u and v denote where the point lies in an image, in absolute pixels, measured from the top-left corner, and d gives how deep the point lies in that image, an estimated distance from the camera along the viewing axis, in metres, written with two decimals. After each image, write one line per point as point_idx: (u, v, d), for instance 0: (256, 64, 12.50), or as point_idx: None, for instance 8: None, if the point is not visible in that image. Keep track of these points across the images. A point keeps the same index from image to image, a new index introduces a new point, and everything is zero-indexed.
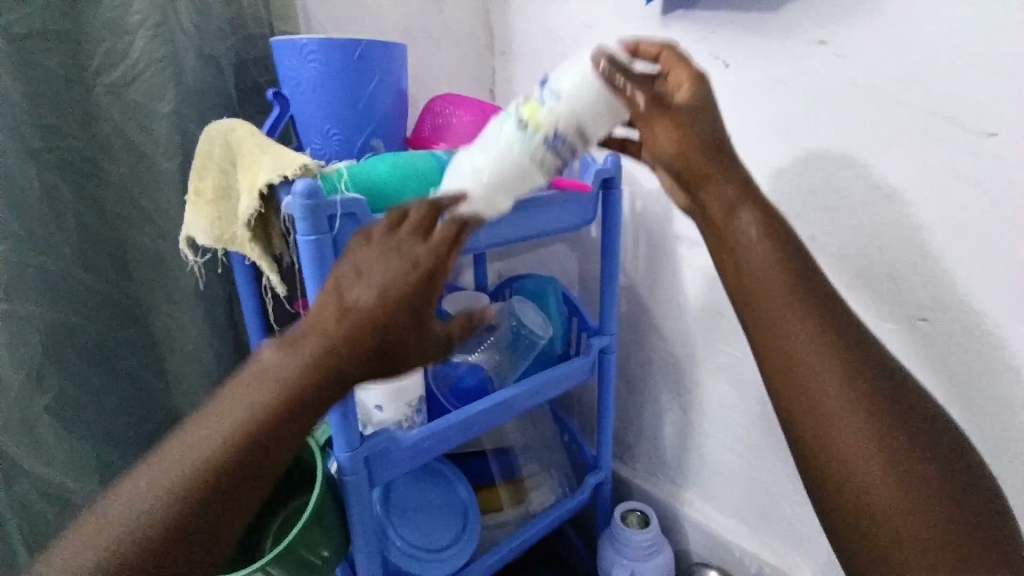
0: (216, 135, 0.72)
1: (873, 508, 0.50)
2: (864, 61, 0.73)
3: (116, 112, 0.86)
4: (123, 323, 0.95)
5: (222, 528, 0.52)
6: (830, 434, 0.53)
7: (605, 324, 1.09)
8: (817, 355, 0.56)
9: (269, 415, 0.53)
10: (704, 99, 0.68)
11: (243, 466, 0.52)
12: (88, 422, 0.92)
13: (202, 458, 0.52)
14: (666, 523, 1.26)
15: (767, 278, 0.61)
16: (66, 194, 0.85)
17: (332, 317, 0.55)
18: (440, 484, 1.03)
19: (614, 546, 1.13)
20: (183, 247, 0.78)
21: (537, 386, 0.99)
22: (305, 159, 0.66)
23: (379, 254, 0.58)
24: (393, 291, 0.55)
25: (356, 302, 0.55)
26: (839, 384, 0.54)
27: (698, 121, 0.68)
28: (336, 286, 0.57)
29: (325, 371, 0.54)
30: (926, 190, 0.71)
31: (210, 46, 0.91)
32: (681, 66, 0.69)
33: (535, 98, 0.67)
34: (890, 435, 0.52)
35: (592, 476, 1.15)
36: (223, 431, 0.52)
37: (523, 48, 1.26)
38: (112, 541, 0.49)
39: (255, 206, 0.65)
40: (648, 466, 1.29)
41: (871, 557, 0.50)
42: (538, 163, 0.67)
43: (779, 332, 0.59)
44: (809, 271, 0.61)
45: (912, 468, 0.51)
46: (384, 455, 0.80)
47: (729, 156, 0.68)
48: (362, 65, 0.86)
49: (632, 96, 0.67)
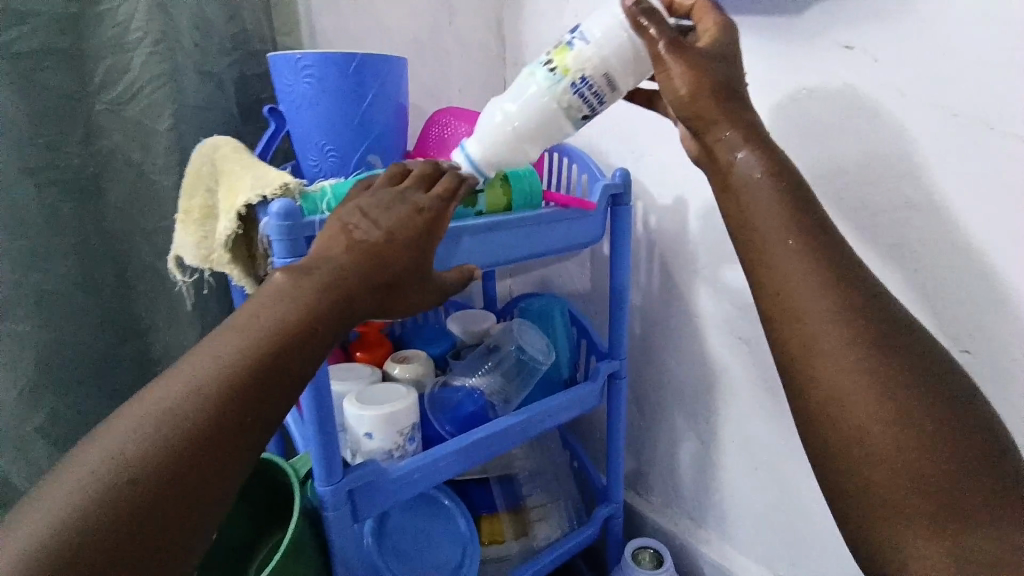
0: (202, 153, 0.71)
1: (886, 460, 0.47)
2: (898, 67, 0.69)
3: (117, 130, 0.86)
4: (123, 340, 0.95)
5: (200, 510, 0.44)
6: (842, 404, 0.50)
7: (615, 348, 1.03)
8: (828, 298, 0.52)
9: (263, 355, 0.48)
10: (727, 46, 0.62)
11: (232, 432, 0.46)
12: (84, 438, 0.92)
13: (181, 423, 0.44)
14: (681, 560, 1.18)
15: (773, 249, 0.56)
16: (66, 212, 0.84)
17: (344, 262, 0.55)
18: (437, 514, 0.97)
19: None
20: (172, 267, 0.77)
21: (542, 411, 0.94)
22: (286, 178, 0.64)
23: (387, 205, 0.60)
24: (400, 231, 0.59)
25: (360, 241, 0.57)
26: (848, 328, 0.51)
27: (715, 66, 0.61)
28: (339, 229, 0.58)
29: (326, 323, 0.52)
30: (973, 203, 0.67)
31: (210, 63, 0.91)
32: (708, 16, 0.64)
33: (565, 42, 0.66)
34: (904, 384, 0.49)
35: (602, 509, 1.09)
36: (206, 380, 0.46)
37: (535, 60, 1.22)
38: (74, 514, 0.40)
39: (234, 228, 0.63)
40: (662, 498, 1.21)
41: (882, 512, 0.48)
42: (564, 110, 0.68)
43: (783, 281, 0.54)
44: (819, 238, 0.55)
45: (933, 430, 0.48)
46: (370, 489, 0.76)
47: (741, 103, 0.61)
48: (358, 79, 0.83)
49: (657, 32, 0.61)
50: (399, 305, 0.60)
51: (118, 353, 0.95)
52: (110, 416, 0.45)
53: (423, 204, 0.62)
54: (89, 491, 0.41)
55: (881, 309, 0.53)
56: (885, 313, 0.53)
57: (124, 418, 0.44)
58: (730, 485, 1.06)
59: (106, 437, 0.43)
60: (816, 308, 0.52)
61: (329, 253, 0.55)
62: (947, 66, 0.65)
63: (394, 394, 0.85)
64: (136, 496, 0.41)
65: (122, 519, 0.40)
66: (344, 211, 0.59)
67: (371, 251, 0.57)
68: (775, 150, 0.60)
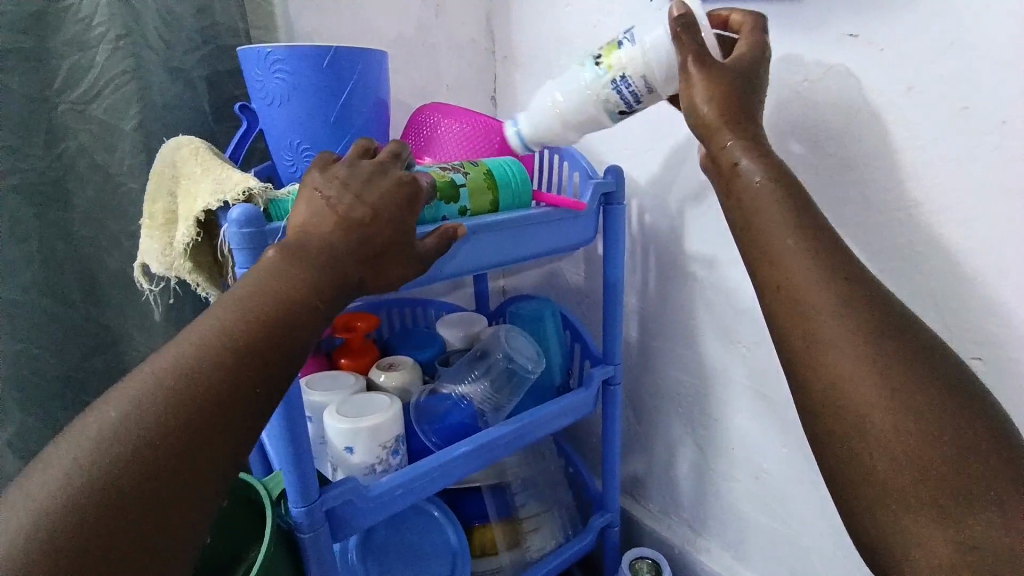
0: (164, 155, 0.66)
1: (891, 458, 0.44)
2: (909, 56, 0.64)
3: (80, 132, 0.82)
4: (94, 351, 0.91)
5: (165, 504, 0.43)
6: (844, 394, 0.46)
7: (609, 352, 0.99)
8: (832, 292, 0.49)
9: (236, 347, 0.49)
10: (755, 63, 0.61)
11: (222, 411, 0.47)
12: None
13: (156, 415, 0.44)
14: (681, 568, 1.14)
15: (772, 240, 0.53)
16: (29, 218, 0.80)
17: (325, 234, 0.56)
18: (426, 527, 0.93)
19: None
20: (137, 276, 0.73)
21: (536, 419, 0.90)
22: (250, 182, 0.60)
23: (365, 177, 0.61)
24: (380, 204, 0.59)
25: (338, 221, 0.57)
26: (855, 324, 0.48)
27: (735, 81, 0.59)
28: (320, 206, 0.58)
29: (307, 302, 0.53)
30: (989, 205, 0.62)
31: (179, 59, 0.86)
32: (748, 36, 0.63)
33: (616, 41, 0.68)
34: (920, 383, 0.45)
35: (597, 518, 1.05)
36: (183, 370, 0.47)
37: (525, 52, 1.17)
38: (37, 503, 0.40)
39: (193, 234, 0.59)
40: (660, 505, 1.17)
41: (893, 518, 0.44)
42: (603, 103, 0.69)
43: (785, 272, 0.52)
44: (817, 231, 0.52)
45: (937, 418, 0.44)
46: (350, 508, 0.72)
47: (751, 114, 0.60)
48: (333, 74, 0.79)
49: (692, 43, 0.59)
50: (382, 271, 0.60)
51: (90, 363, 0.91)
52: (98, 398, 0.45)
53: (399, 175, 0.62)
54: (81, 472, 0.41)
55: (882, 298, 0.50)
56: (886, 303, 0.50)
57: (113, 398, 0.45)
58: (729, 493, 1.02)
59: (96, 417, 0.44)
60: (814, 298, 0.49)
61: (311, 230, 0.56)
62: (952, 56, 0.61)
63: (376, 406, 0.81)
64: (129, 477, 0.42)
65: (117, 498, 0.41)
66: (322, 189, 0.59)
67: (351, 221, 0.57)
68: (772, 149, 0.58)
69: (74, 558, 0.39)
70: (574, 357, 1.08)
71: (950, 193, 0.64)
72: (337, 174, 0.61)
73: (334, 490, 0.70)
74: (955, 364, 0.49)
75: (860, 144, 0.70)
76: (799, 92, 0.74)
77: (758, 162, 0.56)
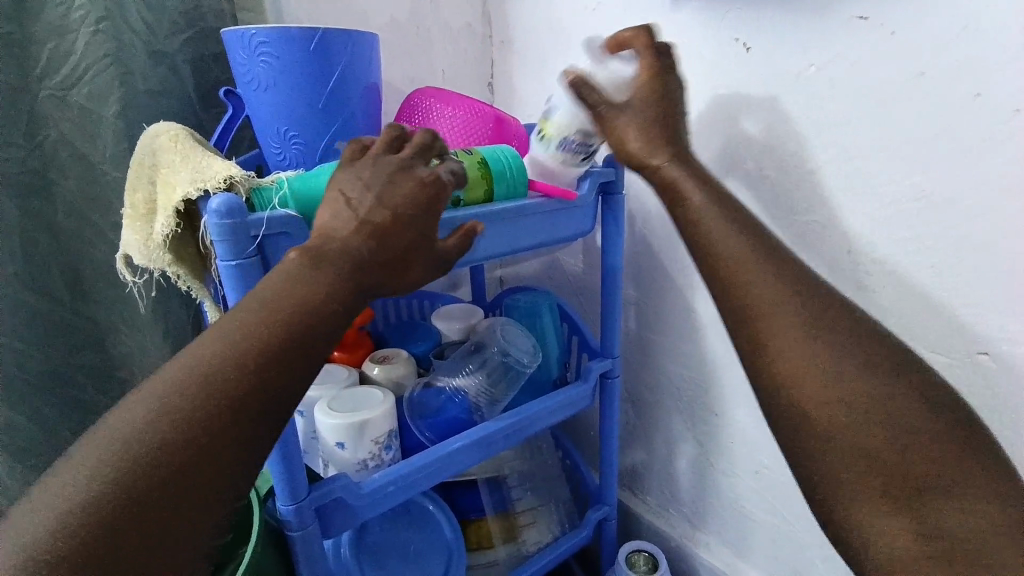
0: (143, 144, 0.64)
1: (851, 429, 0.53)
2: (919, 41, 0.61)
3: (60, 120, 0.79)
4: (80, 346, 0.89)
5: (208, 498, 0.44)
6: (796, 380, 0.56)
7: (607, 345, 0.97)
8: (774, 294, 0.60)
9: (277, 344, 0.48)
10: (663, 87, 0.71)
11: (236, 417, 0.46)
12: (41, 449, 0.87)
13: (199, 410, 0.44)
14: (678, 562, 1.14)
15: (719, 255, 0.64)
16: (10, 209, 0.78)
17: (346, 240, 0.53)
18: (420, 522, 0.91)
19: None
20: (120, 267, 0.70)
21: (535, 412, 0.89)
22: (232, 170, 0.57)
23: (392, 175, 0.57)
24: (406, 207, 0.56)
25: (365, 228, 0.54)
26: (792, 318, 0.59)
27: (654, 107, 0.71)
28: (345, 211, 0.55)
29: (340, 302, 0.52)
30: (1000, 198, 0.59)
31: (162, 44, 0.83)
32: (648, 52, 0.72)
33: (545, 114, 0.77)
34: (860, 362, 0.56)
35: (595, 512, 1.04)
36: (225, 364, 0.46)
37: (521, 37, 1.14)
38: (93, 495, 0.40)
39: (173, 225, 0.57)
40: (658, 500, 1.16)
41: (864, 479, 0.52)
42: (566, 163, 0.78)
43: (737, 282, 0.62)
44: (787, 265, 0.62)
45: (904, 414, 0.53)
46: (342, 505, 0.71)
47: (676, 138, 0.72)
48: (321, 58, 0.76)
49: (595, 93, 0.71)
50: (407, 269, 0.58)
51: (77, 358, 0.89)
52: (131, 395, 0.45)
53: (425, 173, 0.59)
54: (99, 478, 0.41)
55: (849, 315, 0.59)
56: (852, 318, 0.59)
57: (147, 395, 0.45)
58: (728, 489, 1.01)
59: (116, 421, 0.43)
60: (787, 320, 0.58)
61: (333, 234, 0.54)
62: (963, 42, 0.58)
63: (368, 401, 0.80)
64: (146, 484, 0.41)
65: (134, 505, 0.41)
66: (347, 189, 0.56)
67: (375, 226, 0.55)
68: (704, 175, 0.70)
69: (115, 553, 0.40)
70: (571, 350, 1.07)
71: (960, 185, 0.61)
72: (363, 168, 0.57)
73: (324, 486, 0.69)
74: (923, 367, 0.57)
75: (867, 134, 0.67)
76: (805, 79, 0.71)
77: (706, 197, 0.67)
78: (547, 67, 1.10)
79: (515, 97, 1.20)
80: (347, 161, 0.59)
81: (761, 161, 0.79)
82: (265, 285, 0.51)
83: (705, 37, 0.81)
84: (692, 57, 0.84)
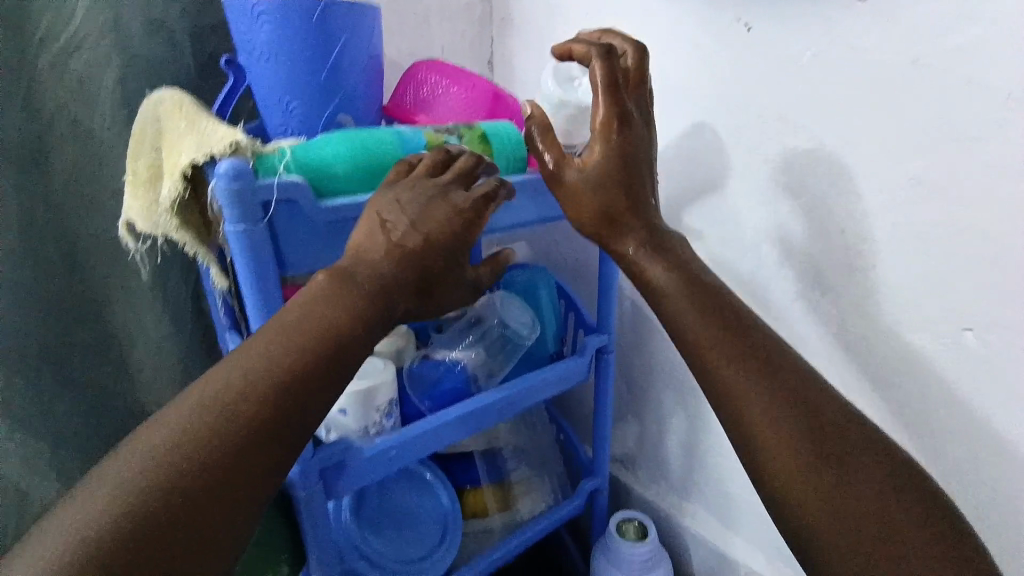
0: (146, 111, 0.64)
1: (790, 481, 0.52)
2: (920, 22, 0.62)
3: (58, 86, 0.78)
4: (80, 314, 0.89)
5: (242, 503, 0.46)
6: (740, 427, 0.56)
7: (604, 321, 0.99)
8: (719, 339, 0.59)
9: (314, 360, 0.51)
10: (620, 141, 0.66)
11: (270, 430, 0.48)
12: (44, 414, 0.89)
13: (244, 416, 0.47)
14: (668, 533, 1.17)
15: (668, 300, 0.63)
16: (10, 175, 0.78)
17: (379, 264, 0.57)
18: (417, 487, 0.94)
19: (607, 555, 1.04)
20: (124, 234, 0.71)
21: (533, 384, 0.91)
22: (236, 135, 0.57)
23: (429, 204, 0.61)
24: (435, 234, 0.61)
25: (402, 253, 0.58)
26: (732, 363, 0.57)
27: (608, 166, 0.66)
28: (381, 236, 0.58)
29: (371, 323, 0.55)
30: (992, 179, 0.61)
31: (162, 11, 0.82)
32: (603, 82, 0.65)
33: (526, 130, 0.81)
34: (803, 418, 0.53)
35: (587, 483, 1.07)
36: (267, 376, 0.49)
37: (523, 12, 1.13)
38: (143, 491, 0.43)
39: (180, 190, 0.57)
40: (649, 473, 1.20)
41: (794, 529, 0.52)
42: None
43: (684, 331, 0.61)
44: (736, 313, 0.61)
45: (849, 476, 0.50)
46: (343, 469, 0.73)
47: (639, 211, 0.67)
48: (323, 28, 0.75)
49: (547, 143, 0.69)
50: (432, 295, 0.62)
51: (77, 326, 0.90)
52: (180, 396, 0.48)
53: (463, 203, 0.63)
54: (148, 475, 0.43)
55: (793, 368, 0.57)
56: (820, 402, 0.55)
57: (196, 397, 0.47)
58: (720, 467, 1.04)
59: (166, 422, 0.46)
60: (726, 360, 0.58)
61: (364, 255, 0.57)
62: (966, 23, 0.59)
63: (369, 370, 0.81)
64: (186, 488, 0.44)
65: (167, 512, 0.43)
66: (388, 214, 0.59)
67: (400, 256, 0.58)
68: (666, 243, 0.67)
69: (154, 549, 0.41)
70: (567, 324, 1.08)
71: (955, 167, 0.63)
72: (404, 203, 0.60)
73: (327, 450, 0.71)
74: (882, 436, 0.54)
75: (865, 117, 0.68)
76: (817, 56, 0.71)
77: (670, 270, 0.64)
78: (549, 43, 1.09)
79: (516, 74, 1.19)
80: (394, 180, 0.62)
81: (765, 142, 0.79)
82: (305, 299, 0.54)
83: (708, 16, 0.81)
84: (694, 35, 0.84)
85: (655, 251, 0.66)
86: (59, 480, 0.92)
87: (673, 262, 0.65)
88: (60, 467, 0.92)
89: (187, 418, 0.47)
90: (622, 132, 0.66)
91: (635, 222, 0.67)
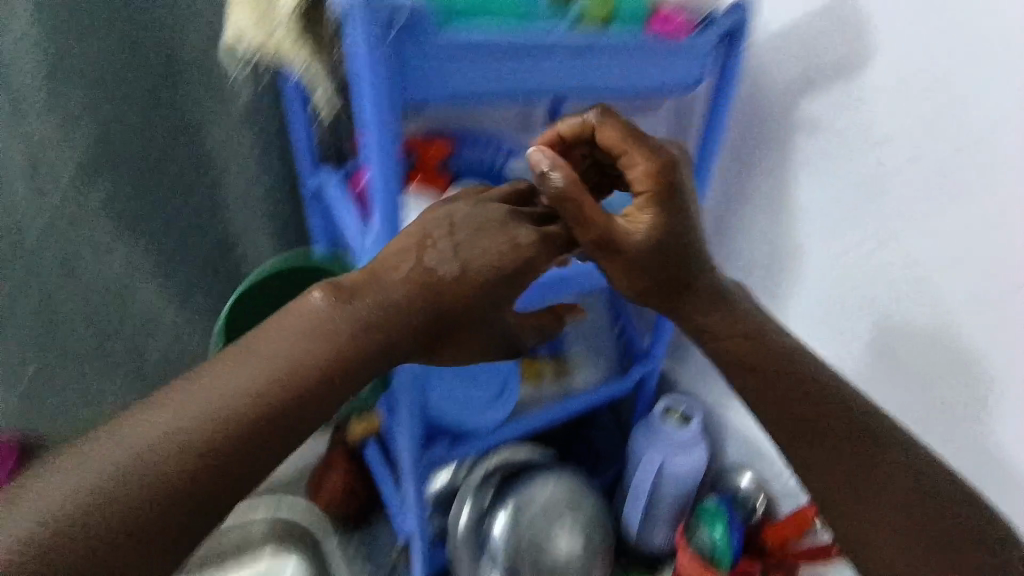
0: None
1: (848, 505, 0.58)
2: None
3: None
4: (175, 131, 0.89)
5: (272, 456, 0.47)
6: (800, 446, 0.61)
7: None
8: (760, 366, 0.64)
9: (383, 338, 0.52)
10: (671, 188, 0.61)
11: (316, 391, 0.49)
12: (144, 224, 0.93)
13: (304, 373, 0.48)
14: (711, 426, 1.20)
15: (713, 329, 0.65)
16: None
17: (442, 283, 0.54)
18: None
19: (647, 434, 1.05)
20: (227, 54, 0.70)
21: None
22: None
23: (507, 228, 0.59)
24: (507, 267, 0.57)
25: (477, 280, 0.56)
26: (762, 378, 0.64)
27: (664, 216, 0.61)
28: (453, 249, 0.56)
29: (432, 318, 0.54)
30: None
31: None
32: (626, 136, 0.62)
33: None
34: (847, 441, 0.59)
35: (640, 366, 1.10)
36: (338, 336, 0.50)
37: None
38: (206, 415, 0.45)
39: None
40: (701, 367, 1.21)
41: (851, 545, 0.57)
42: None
43: (734, 347, 0.65)
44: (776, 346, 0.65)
45: (892, 492, 0.57)
46: None
47: (693, 294, 0.64)
48: None
49: (577, 204, 0.56)
50: (498, 309, 0.60)
51: (155, 130, 0.88)
52: (266, 328, 0.51)
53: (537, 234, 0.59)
54: (221, 402, 0.46)
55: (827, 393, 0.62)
56: (834, 415, 0.61)
57: (275, 337, 0.50)
58: None
59: (251, 352, 0.49)
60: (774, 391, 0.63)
61: (434, 277, 0.54)
62: None
63: None
64: (242, 424, 0.45)
65: (179, 491, 0.42)
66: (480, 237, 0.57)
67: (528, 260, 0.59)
68: (731, 306, 0.66)
69: (190, 477, 0.43)
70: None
71: None
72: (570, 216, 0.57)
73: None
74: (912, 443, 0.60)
75: None
76: None
77: (727, 315, 0.65)
78: None
79: None
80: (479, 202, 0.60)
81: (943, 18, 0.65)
82: (384, 269, 0.54)
83: None
84: None
85: (709, 297, 0.65)
86: (160, 290, 0.99)
87: (711, 291, 0.65)
88: (162, 278, 0.98)
89: (236, 382, 0.47)
90: (670, 188, 0.61)
91: (677, 265, 0.62)
